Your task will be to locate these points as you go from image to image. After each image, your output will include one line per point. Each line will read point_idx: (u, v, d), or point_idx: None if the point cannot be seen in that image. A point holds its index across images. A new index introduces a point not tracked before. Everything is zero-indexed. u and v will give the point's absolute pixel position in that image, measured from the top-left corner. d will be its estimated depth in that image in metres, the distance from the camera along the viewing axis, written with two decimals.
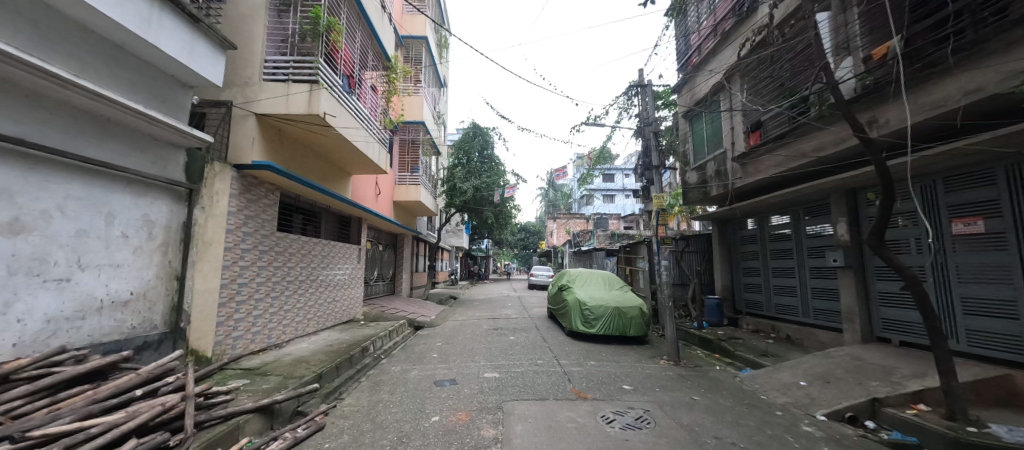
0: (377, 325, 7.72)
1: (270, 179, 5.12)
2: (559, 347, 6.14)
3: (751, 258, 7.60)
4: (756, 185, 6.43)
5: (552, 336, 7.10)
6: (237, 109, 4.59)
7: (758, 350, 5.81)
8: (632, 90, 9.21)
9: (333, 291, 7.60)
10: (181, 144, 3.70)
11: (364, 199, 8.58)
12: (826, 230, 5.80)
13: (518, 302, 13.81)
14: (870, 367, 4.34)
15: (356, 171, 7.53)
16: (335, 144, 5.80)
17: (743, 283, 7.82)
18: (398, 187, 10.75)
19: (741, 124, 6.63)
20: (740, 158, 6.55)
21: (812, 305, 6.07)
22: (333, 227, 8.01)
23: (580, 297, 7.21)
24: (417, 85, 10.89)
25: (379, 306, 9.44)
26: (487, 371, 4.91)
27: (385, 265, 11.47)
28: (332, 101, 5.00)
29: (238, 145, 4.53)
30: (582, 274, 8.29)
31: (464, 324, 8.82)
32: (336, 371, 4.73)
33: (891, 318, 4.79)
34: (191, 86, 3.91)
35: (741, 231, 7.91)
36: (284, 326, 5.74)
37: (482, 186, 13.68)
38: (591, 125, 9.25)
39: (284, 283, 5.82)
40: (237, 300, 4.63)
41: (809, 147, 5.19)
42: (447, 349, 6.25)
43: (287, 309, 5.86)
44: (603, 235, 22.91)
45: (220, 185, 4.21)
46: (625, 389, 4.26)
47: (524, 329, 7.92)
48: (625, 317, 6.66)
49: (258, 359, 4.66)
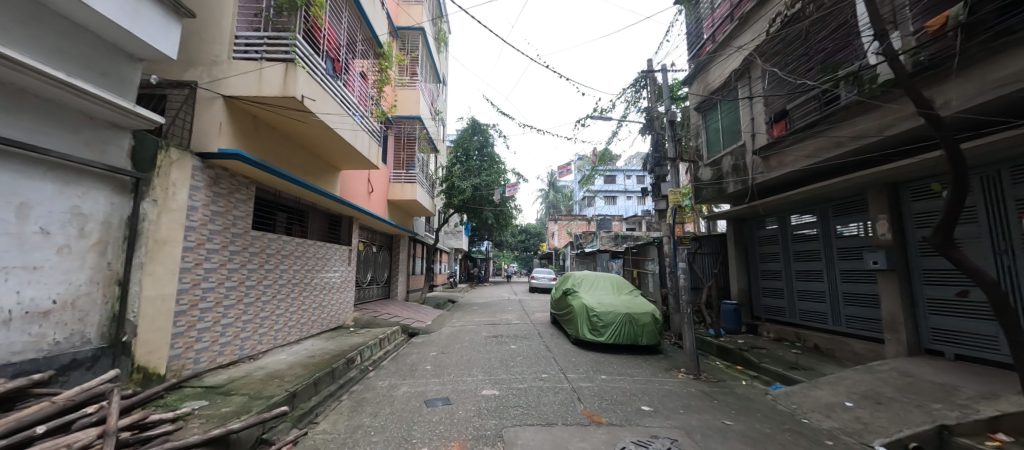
0: (368, 331, 7.14)
1: (243, 171, 4.58)
2: (565, 358, 5.55)
3: (771, 260, 7.05)
4: (781, 180, 5.88)
5: (556, 345, 6.52)
6: (202, 91, 4.05)
7: (786, 361, 5.24)
8: (640, 81, 8.68)
9: (320, 295, 7.00)
10: (124, 125, 3.14)
11: (355, 197, 8.01)
12: (860, 229, 5.25)
13: (519, 306, 13.23)
14: (926, 386, 3.76)
15: (346, 166, 6.97)
16: (318, 134, 5.26)
17: (763, 287, 7.25)
18: (393, 185, 10.19)
19: (764, 115, 6.11)
20: (761, 151, 6.03)
21: (845, 312, 5.51)
22: (321, 226, 7.44)
23: (586, 302, 6.65)
24: (414, 78, 10.37)
25: (371, 311, 8.85)
26: (485, 388, 4.33)
27: (380, 267, 10.89)
28: (312, 83, 4.48)
29: (203, 132, 4.00)
30: (588, 278, 7.72)
31: (461, 331, 8.24)
32: (314, 387, 4.17)
33: (942, 329, 4.24)
34: (140, 59, 3.36)
35: (760, 231, 7.35)
36: (260, 335, 5.15)
37: (480, 184, 13.10)
38: (597, 118, 8.71)
39: (262, 287, 5.24)
40: (200, 308, 4.06)
41: (845, 136, 4.64)
42: (442, 360, 5.68)
43: (265, 316, 5.27)
44: (606, 237, 22.33)
45: (180, 175, 3.67)
46: (644, 411, 3.68)
47: (526, 336, 7.34)
48: (636, 325, 6.09)
49: (225, 375, 4.09)
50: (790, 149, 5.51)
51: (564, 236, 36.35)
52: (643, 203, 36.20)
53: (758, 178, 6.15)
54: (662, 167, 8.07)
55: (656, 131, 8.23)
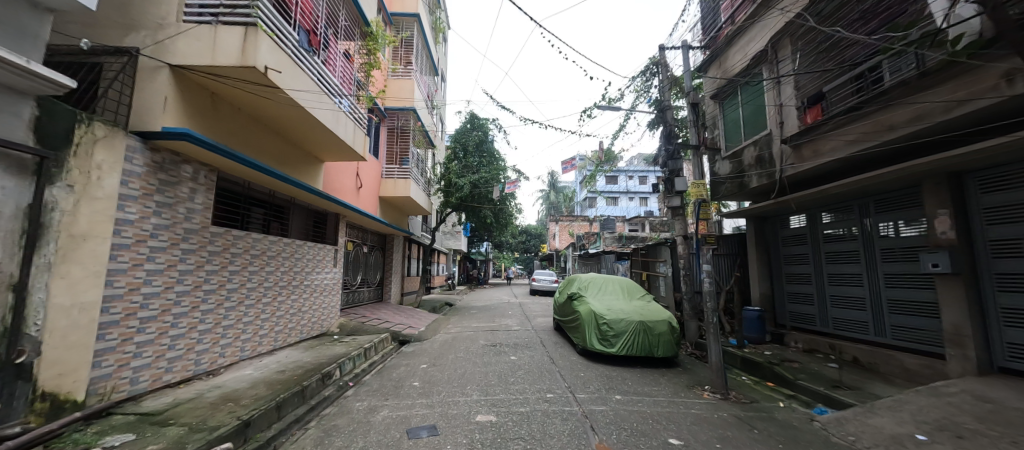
0: (354, 339, 6.47)
1: (199, 156, 3.94)
2: (571, 374, 4.86)
3: (799, 262, 6.39)
4: (814, 171, 5.23)
5: (561, 356, 5.84)
6: (145, 60, 3.41)
7: (826, 378, 4.57)
8: (651, 69, 8.06)
9: (300, 299, 6.31)
10: (20, 88, 2.41)
11: (342, 192, 7.35)
12: (912, 227, 4.59)
13: (519, 310, 12.55)
14: (1013, 415, 3.08)
15: (330, 157, 6.32)
16: (292, 116, 4.61)
17: (788, 292, 6.61)
18: (385, 180, 9.52)
19: (795, 101, 5.49)
20: (792, 139, 5.38)
21: (890, 322, 4.86)
22: (303, 223, 6.79)
23: (594, 308, 5.98)
24: (408, 67, 9.75)
25: (359, 316, 8.16)
26: (480, 412, 3.65)
27: (371, 269, 10.23)
28: (279, 54, 3.84)
29: (145, 107, 3.36)
30: (595, 281, 7.05)
31: (457, 338, 7.57)
32: (276, 412, 3.50)
33: (1021, 344, 3.56)
34: (48, 9, 2.66)
35: (786, 230, 6.71)
36: (222, 347, 4.49)
37: (479, 181, 12.43)
38: (604, 108, 8.09)
39: (227, 292, 4.57)
40: (139, 317, 3.39)
41: (901, 118, 3.98)
42: (432, 374, 5.01)
43: (230, 325, 4.62)
44: (610, 238, 21.66)
45: (106, 157, 3.02)
46: (673, 446, 2.99)
47: (527, 345, 6.66)
48: (651, 335, 5.42)
49: (168, 398, 3.43)
50: (829, 137, 4.87)
51: (565, 237, 35.58)
52: (644, 203, 36.97)
53: (788, 170, 5.49)
54: (676, 160, 7.42)
55: (668, 121, 7.58)
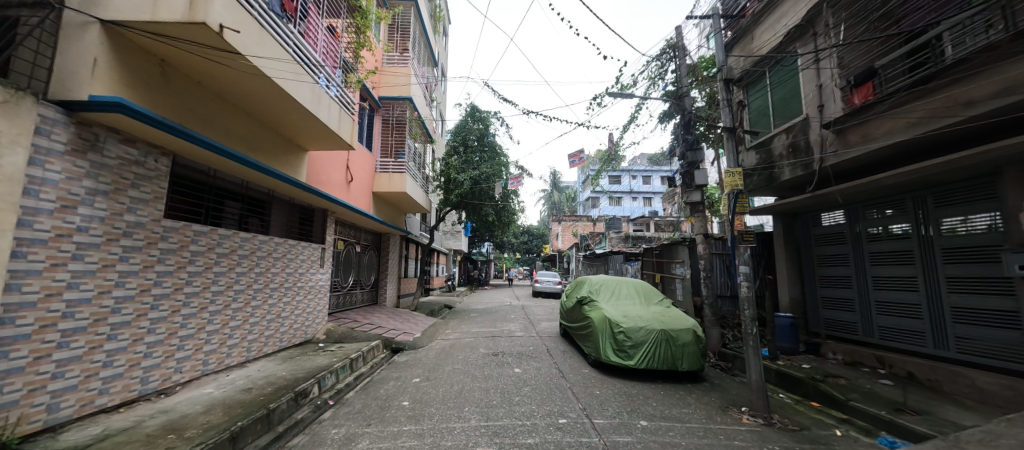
0: (341, 347, 5.84)
1: (146, 135, 3.32)
2: (585, 392, 4.20)
3: (835, 264, 5.74)
4: (860, 160, 4.58)
5: (572, 368, 5.19)
6: (71, 15, 2.80)
7: (885, 400, 3.89)
8: (666, 53, 7.42)
9: (278, 304, 5.69)
10: None
11: (331, 185, 6.74)
12: (983, 223, 3.94)
13: (521, 314, 11.74)
14: None
15: (314, 145, 5.71)
16: (261, 92, 3.99)
17: (822, 297, 5.96)
18: (379, 175, 8.88)
19: (838, 80, 4.83)
20: (835, 123, 4.73)
21: (953, 333, 4.21)
22: (286, 219, 6.18)
23: (608, 314, 5.33)
24: (404, 54, 9.17)
25: (349, 321, 7.51)
26: (478, 444, 2.99)
27: (365, 269, 9.62)
28: (235, 10, 3.19)
29: (69, 72, 2.74)
30: (607, 284, 6.40)
31: (455, 345, 6.92)
32: (229, 446, 2.81)
33: None
34: None
35: (818, 228, 6.06)
36: (178, 361, 3.87)
37: (479, 176, 11.78)
38: (615, 95, 7.45)
39: (184, 297, 3.95)
40: (59, 328, 2.75)
41: (987, 91, 3.30)
42: (424, 391, 4.37)
43: (187, 336, 4.00)
44: (616, 237, 20.89)
45: (7, 127, 2.36)
46: None
47: (532, 355, 5.99)
48: (674, 345, 4.76)
49: (96, 430, 2.77)
50: (884, 118, 4.22)
51: (568, 238, 34.72)
52: (649, 204, 36.25)
53: (829, 159, 4.84)
54: (696, 151, 6.83)
55: (687, 109, 6.94)
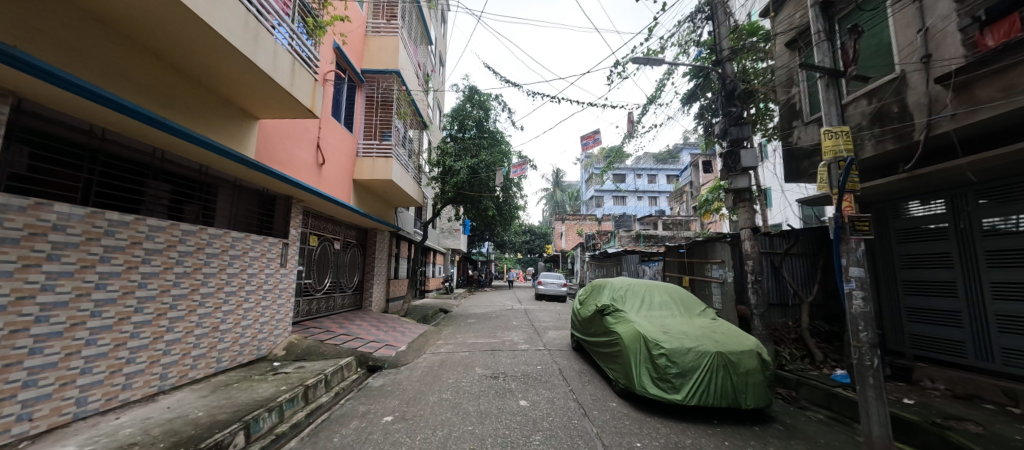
0: (301, 369, 4.65)
1: None
2: (622, 446, 2.95)
3: (931, 265, 4.48)
4: (1004, 123, 3.30)
5: (595, 401, 3.95)
6: None
7: None
8: (702, 11, 6.19)
9: (219, 314, 4.38)
10: None
11: (294, 166, 5.53)
12: None
13: (524, 320, 10.45)
14: None
15: (262, 110, 4.48)
16: (154, 10, 2.73)
17: (912, 306, 4.69)
18: (361, 160, 7.68)
19: (956, 19, 3.59)
20: (961, 74, 3.46)
21: None
22: (234, 207, 4.94)
23: (641, 329, 4.10)
24: (392, 21, 7.99)
25: (319, 332, 6.29)
26: None
27: (346, 270, 8.40)
28: None
29: None
30: (634, 289, 5.15)
31: (446, 363, 5.67)
32: None
33: None
34: None
35: (906, 220, 4.79)
36: (23, 404, 2.45)
37: (478, 164, 10.52)
38: (641, 62, 6.22)
39: (35, 309, 2.54)
40: None
41: None
42: (395, 439, 3.12)
43: (43, 366, 2.58)
44: (624, 237, 19.44)
45: None
46: None
47: (541, 379, 4.73)
48: (734, 374, 3.52)
49: None
50: None
51: (573, 238, 33.07)
52: (655, 203, 35.29)
53: (944, 124, 3.60)
54: (741, 126, 5.58)
55: (730, 76, 5.71)
